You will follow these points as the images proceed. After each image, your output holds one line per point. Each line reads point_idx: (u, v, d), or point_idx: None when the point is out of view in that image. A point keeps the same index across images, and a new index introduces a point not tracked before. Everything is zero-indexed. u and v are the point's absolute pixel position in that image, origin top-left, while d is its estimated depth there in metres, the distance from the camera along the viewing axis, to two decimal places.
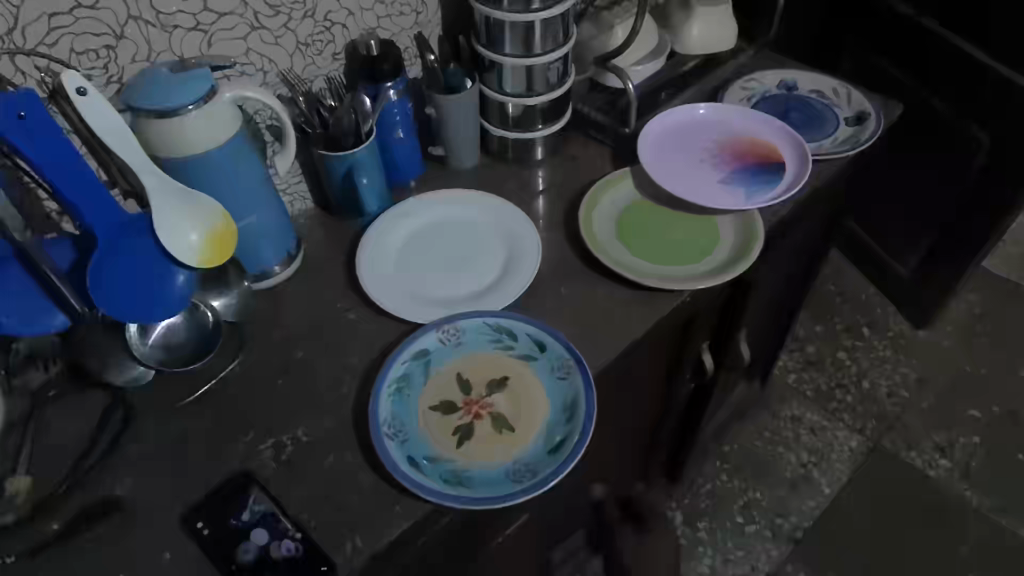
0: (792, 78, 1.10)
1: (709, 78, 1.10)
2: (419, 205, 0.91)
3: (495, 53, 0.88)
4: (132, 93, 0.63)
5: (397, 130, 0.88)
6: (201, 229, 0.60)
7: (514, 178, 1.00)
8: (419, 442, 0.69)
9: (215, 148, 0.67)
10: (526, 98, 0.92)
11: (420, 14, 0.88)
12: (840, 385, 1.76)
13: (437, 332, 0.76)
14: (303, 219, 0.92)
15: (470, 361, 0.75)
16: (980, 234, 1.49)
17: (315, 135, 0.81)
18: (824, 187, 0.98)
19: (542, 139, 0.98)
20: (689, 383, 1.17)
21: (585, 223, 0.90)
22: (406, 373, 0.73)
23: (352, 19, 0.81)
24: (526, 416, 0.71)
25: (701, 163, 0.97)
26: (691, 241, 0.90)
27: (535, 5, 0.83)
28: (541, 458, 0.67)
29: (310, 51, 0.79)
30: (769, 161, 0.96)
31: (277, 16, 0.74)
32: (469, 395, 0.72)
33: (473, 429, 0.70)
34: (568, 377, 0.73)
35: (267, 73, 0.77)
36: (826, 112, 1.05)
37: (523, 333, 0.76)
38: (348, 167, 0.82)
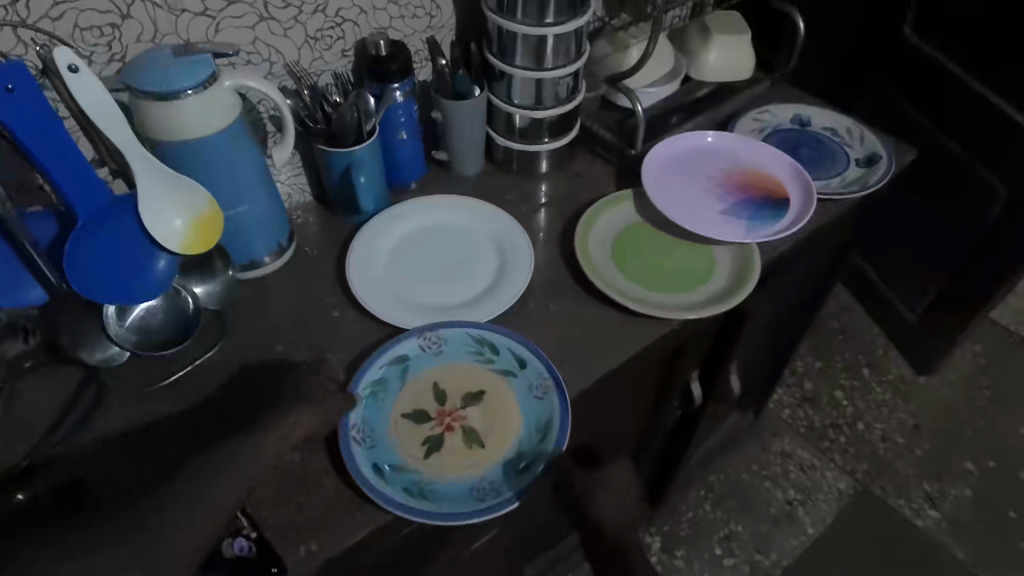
0: (806, 114, 1.09)
1: (721, 106, 1.08)
2: (416, 207, 0.91)
3: (505, 63, 0.88)
4: (133, 75, 0.62)
5: (400, 131, 0.88)
6: (186, 216, 0.60)
7: (517, 189, 0.99)
8: (387, 449, 0.68)
9: (211, 135, 0.67)
10: (533, 111, 0.92)
11: (434, 18, 0.88)
12: (834, 424, 1.73)
13: (418, 338, 0.75)
14: (300, 211, 0.92)
15: (448, 371, 0.74)
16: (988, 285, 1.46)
17: (317, 131, 0.80)
18: (828, 227, 0.97)
19: (547, 152, 0.97)
20: (677, 409, 1.15)
21: (581, 241, 0.89)
22: (382, 377, 0.72)
23: (364, 18, 0.81)
24: (498, 432, 0.70)
25: (705, 191, 0.95)
26: (686, 270, 0.88)
27: (549, 19, 0.83)
28: (508, 478, 0.66)
29: (319, 46, 0.79)
30: (774, 195, 0.94)
31: (288, 9, 0.73)
32: (443, 406, 0.71)
33: (442, 441, 0.69)
34: (546, 397, 0.71)
35: (273, 64, 0.77)
36: (837, 150, 1.04)
37: (505, 347, 0.75)
38: (347, 164, 0.82)
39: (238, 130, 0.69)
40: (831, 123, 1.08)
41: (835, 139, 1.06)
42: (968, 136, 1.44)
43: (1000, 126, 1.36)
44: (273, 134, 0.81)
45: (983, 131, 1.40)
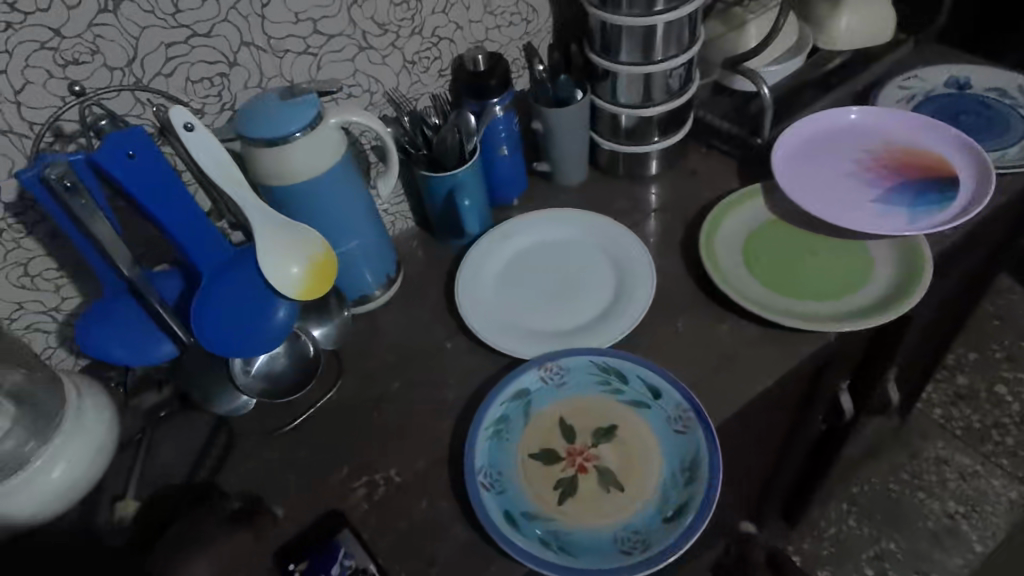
0: (964, 74, 0.94)
1: (859, 77, 0.96)
2: (522, 224, 0.85)
3: (610, 61, 0.81)
4: (244, 123, 0.61)
5: (501, 146, 0.83)
6: (303, 261, 0.58)
7: (625, 195, 0.92)
8: (517, 494, 0.63)
9: (319, 176, 0.65)
10: (642, 109, 0.84)
11: (530, 23, 0.82)
12: (997, 425, 1.49)
13: (539, 369, 0.69)
14: (404, 239, 0.89)
15: (574, 405, 0.68)
16: None
17: (423, 159, 0.77)
18: (1005, 207, 0.82)
19: (657, 151, 0.89)
20: (819, 424, 1.02)
21: (706, 244, 0.80)
22: (504, 414, 0.67)
23: (460, 34, 0.77)
24: (637, 474, 0.64)
25: (852, 178, 0.83)
26: (831, 273, 0.77)
27: (659, 6, 0.74)
28: (655, 526, 0.60)
29: (417, 69, 0.76)
30: (936, 177, 0.81)
31: (385, 35, 0.71)
32: (573, 444, 0.66)
33: (576, 485, 0.63)
34: (688, 431, 0.64)
35: (374, 93, 0.74)
36: (1011, 115, 0.88)
37: (634, 375, 0.68)
38: (449, 188, 0.78)
39: (342, 165, 0.67)
40: (1000, 85, 0.92)
41: (1007, 101, 0.90)
42: None
43: None
44: (376, 165, 0.79)
45: None
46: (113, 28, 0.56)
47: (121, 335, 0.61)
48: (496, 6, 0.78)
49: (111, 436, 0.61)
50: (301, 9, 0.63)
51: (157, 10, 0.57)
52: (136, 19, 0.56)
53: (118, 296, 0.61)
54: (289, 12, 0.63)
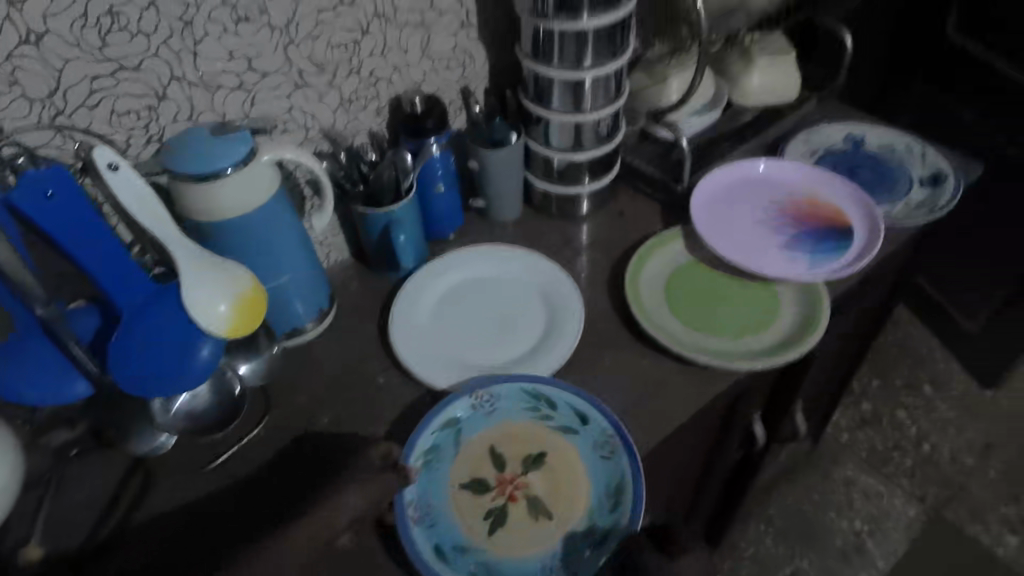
0: (860, 132, 1.04)
1: (769, 131, 1.05)
2: (456, 260, 0.87)
3: (542, 108, 0.85)
4: (172, 157, 0.61)
5: (438, 184, 0.85)
6: (229, 297, 0.58)
7: (558, 233, 0.96)
8: (448, 526, 0.65)
9: (252, 211, 0.65)
10: (573, 153, 0.88)
11: (467, 68, 0.85)
12: (897, 447, 1.62)
13: (469, 397, 0.72)
14: (340, 271, 0.89)
15: (503, 432, 0.70)
16: None
17: (358, 195, 0.78)
18: (892, 254, 0.91)
19: (588, 193, 0.94)
20: (737, 451, 1.08)
21: (631, 282, 0.85)
22: (435, 444, 0.69)
23: (398, 75, 0.78)
24: (566, 500, 0.66)
25: (762, 226, 0.91)
26: (743, 311, 0.83)
27: (586, 62, 0.79)
28: (582, 551, 0.63)
29: (354, 107, 0.77)
30: (835, 227, 0.90)
31: (322, 74, 0.72)
32: (503, 473, 0.68)
33: (506, 515, 0.66)
34: (613, 457, 0.67)
35: (310, 129, 0.75)
36: (898, 172, 0.98)
37: (562, 403, 0.71)
38: (385, 223, 0.79)
39: (276, 198, 0.67)
40: (890, 143, 1.02)
41: (895, 159, 1.00)
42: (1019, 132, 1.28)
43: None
44: (311, 199, 0.78)
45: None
46: (35, 60, 0.54)
47: (31, 374, 0.58)
48: (434, 51, 0.80)
49: (15, 478, 0.58)
50: (236, 46, 0.64)
51: (83, 43, 0.56)
52: (60, 52, 0.55)
53: (29, 333, 0.58)
54: (223, 49, 0.63)
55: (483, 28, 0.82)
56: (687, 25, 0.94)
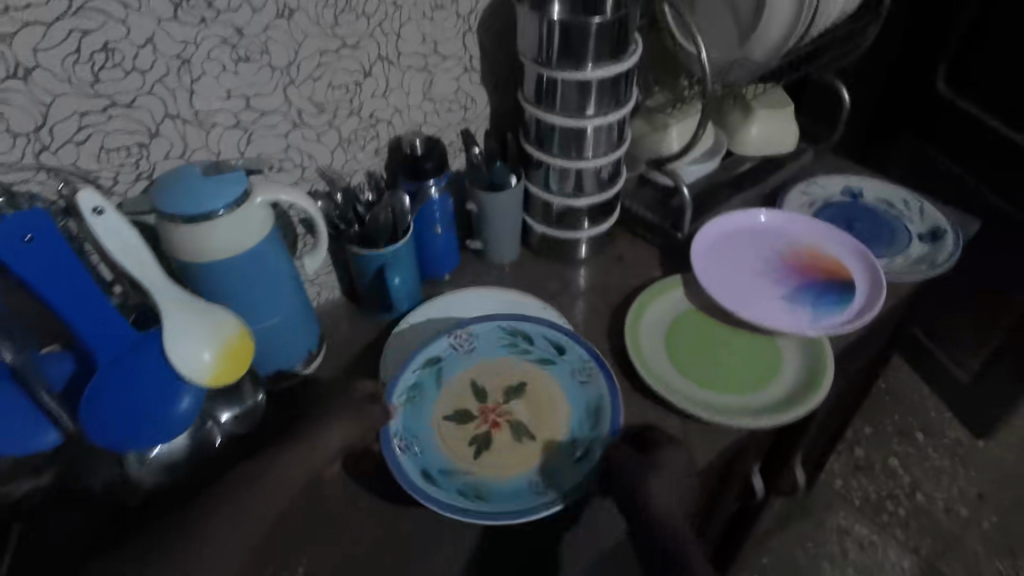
0: (858, 185, 1.05)
1: (767, 181, 1.06)
2: (451, 302, 0.85)
3: (544, 153, 0.84)
4: (162, 196, 0.59)
5: (436, 226, 0.84)
6: (214, 345, 0.55)
7: (556, 277, 0.95)
8: (435, 453, 0.70)
9: (242, 252, 0.62)
10: (573, 199, 0.88)
11: (469, 110, 0.84)
12: (890, 495, 1.60)
13: (449, 338, 0.78)
14: (332, 311, 0.87)
15: (484, 367, 0.76)
16: None
17: (353, 233, 0.77)
18: (893, 308, 0.90)
19: (587, 238, 0.93)
20: (734, 503, 1.05)
21: (632, 331, 0.83)
22: (418, 382, 0.74)
23: (399, 117, 0.77)
24: (546, 422, 0.72)
25: (763, 276, 0.89)
26: (747, 365, 0.81)
27: (590, 111, 0.79)
28: (567, 465, 0.68)
29: (353, 147, 0.75)
30: (835, 280, 0.89)
31: (322, 114, 0.70)
32: (485, 403, 0.74)
33: (491, 439, 0.71)
34: (590, 380, 0.74)
35: (306, 169, 0.73)
36: (897, 226, 0.98)
37: (538, 336, 0.78)
38: (379, 266, 0.77)
39: (269, 240, 0.65)
40: (887, 197, 1.03)
41: (893, 213, 1.00)
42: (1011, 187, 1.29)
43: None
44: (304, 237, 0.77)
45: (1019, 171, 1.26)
46: (21, 95, 0.52)
47: None
48: (436, 94, 0.79)
49: None
50: (234, 86, 0.62)
51: (74, 79, 0.54)
52: (49, 87, 0.53)
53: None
54: (221, 88, 0.61)
55: (486, 73, 0.82)
56: (687, 74, 0.96)
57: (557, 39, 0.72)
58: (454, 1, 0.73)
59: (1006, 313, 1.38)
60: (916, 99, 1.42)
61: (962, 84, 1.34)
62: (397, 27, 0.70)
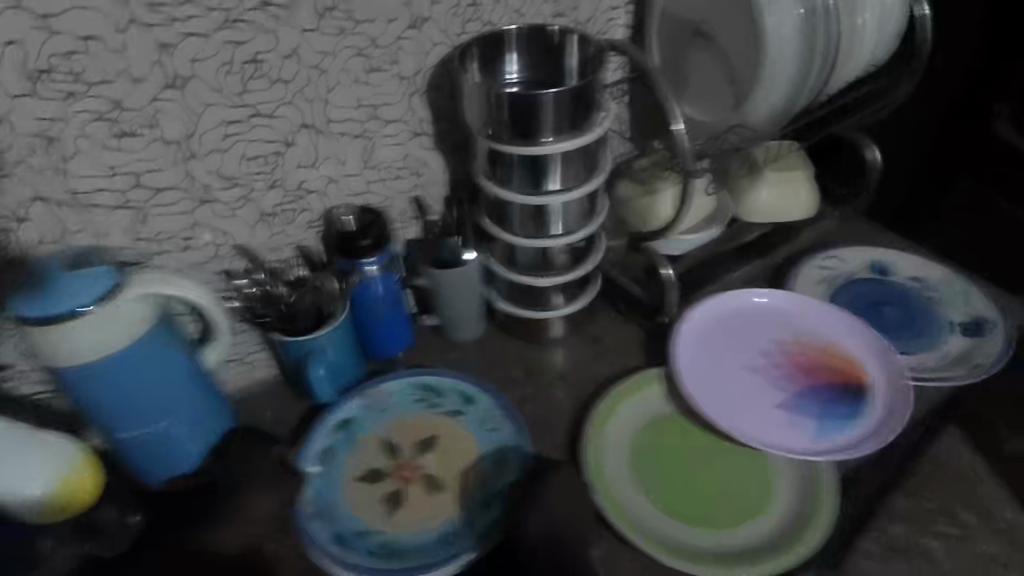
0: (885, 259, 0.88)
1: (779, 251, 0.92)
2: (391, 396, 0.74)
3: (504, 231, 0.73)
4: (16, 298, 0.52)
5: (377, 305, 0.73)
6: (47, 478, 0.49)
7: (521, 360, 0.83)
8: (347, 517, 0.65)
9: (116, 351, 0.54)
10: (539, 278, 0.76)
11: (421, 176, 0.74)
12: None
13: (359, 399, 0.74)
14: (266, 394, 0.78)
15: (395, 422, 0.72)
16: None
17: (271, 320, 0.67)
18: (921, 422, 0.74)
19: (561, 318, 0.81)
20: None
21: (595, 436, 0.72)
22: (329, 445, 0.70)
23: (333, 186, 0.68)
24: (457, 473, 0.68)
25: (758, 379, 0.76)
26: (731, 490, 0.68)
27: (552, 186, 0.68)
28: (478, 513, 0.65)
29: (278, 221, 0.67)
30: (845, 382, 0.74)
31: (234, 188, 0.62)
32: (398, 459, 0.69)
33: (404, 496, 0.67)
34: (500, 428, 0.71)
35: (221, 247, 0.65)
36: (930, 313, 0.82)
37: (448, 389, 0.74)
38: (303, 354, 0.67)
39: (153, 336, 0.56)
40: (922, 274, 0.86)
41: (927, 297, 0.84)
42: None
43: None
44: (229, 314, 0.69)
45: None
46: None
47: None
48: (379, 160, 0.69)
49: None
50: (117, 162, 0.56)
51: None
52: None
53: None
54: (102, 166, 0.55)
55: (440, 136, 0.72)
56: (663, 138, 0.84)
57: (505, 110, 0.62)
58: (393, 61, 0.64)
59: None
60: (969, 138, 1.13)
61: None
62: (324, 91, 0.62)
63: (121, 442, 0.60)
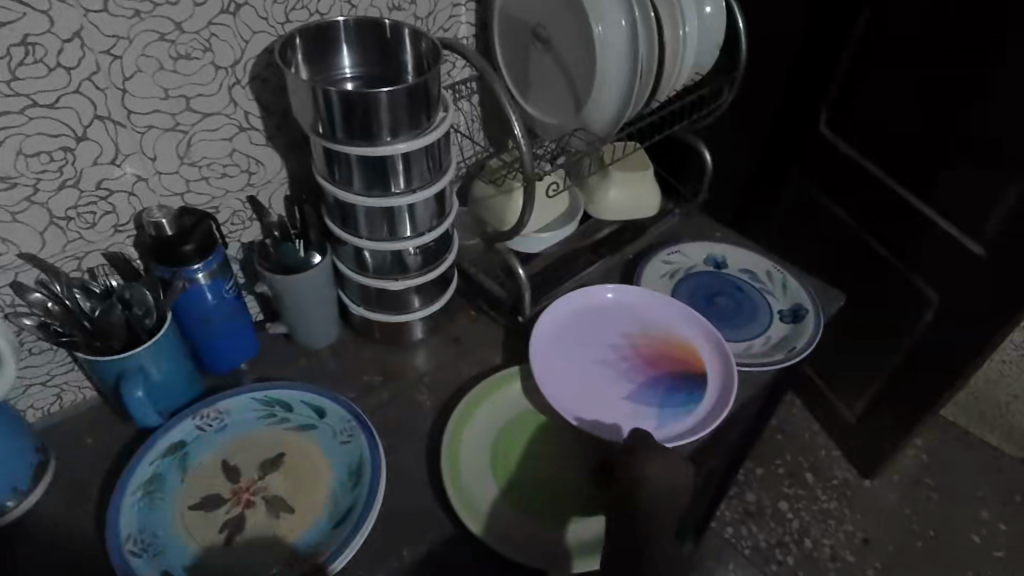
0: (721, 253, 0.96)
1: (631, 247, 0.96)
2: (232, 414, 0.69)
3: (351, 233, 0.70)
4: None
5: (208, 316, 0.67)
6: None
7: (380, 364, 0.81)
8: (176, 551, 0.59)
9: None
10: (390, 281, 0.74)
11: (254, 174, 0.68)
12: (780, 543, 1.31)
13: (195, 418, 0.67)
14: (77, 420, 0.69)
15: (235, 442, 0.67)
16: (925, 392, 1.07)
17: (76, 340, 0.59)
18: (750, 402, 0.81)
19: (420, 319, 0.80)
20: None
21: (452, 437, 0.71)
22: (157, 473, 0.64)
23: (144, 186, 0.61)
24: (304, 491, 0.64)
25: (607, 371, 0.79)
26: (584, 480, 0.70)
27: (396, 188, 0.66)
28: (326, 534, 0.61)
29: (75, 225, 0.59)
30: (687, 369, 0.79)
31: (14, 189, 0.54)
32: (238, 482, 0.64)
33: (244, 522, 0.61)
34: (351, 440, 0.67)
35: (2, 256, 0.57)
36: (758, 302, 0.90)
37: (298, 402, 0.70)
38: (117, 375, 0.60)
39: None
40: (750, 266, 0.94)
41: (756, 287, 0.92)
42: (896, 236, 1.07)
43: (918, 246, 1.04)
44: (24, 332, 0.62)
45: (908, 235, 1.04)
46: None
47: None
48: (199, 157, 0.63)
49: None
50: None
51: None
52: None
53: None
54: None
55: (272, 131, 0.67)
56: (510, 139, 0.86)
57: (338, 110, 0.59)
58: (205, 49, 0.58)
59: (883, 363, 1.17)
60: (800, 141, 1.20)
61: (845, 128, 1.11)
62: (120, 80, 0.55)
63: None
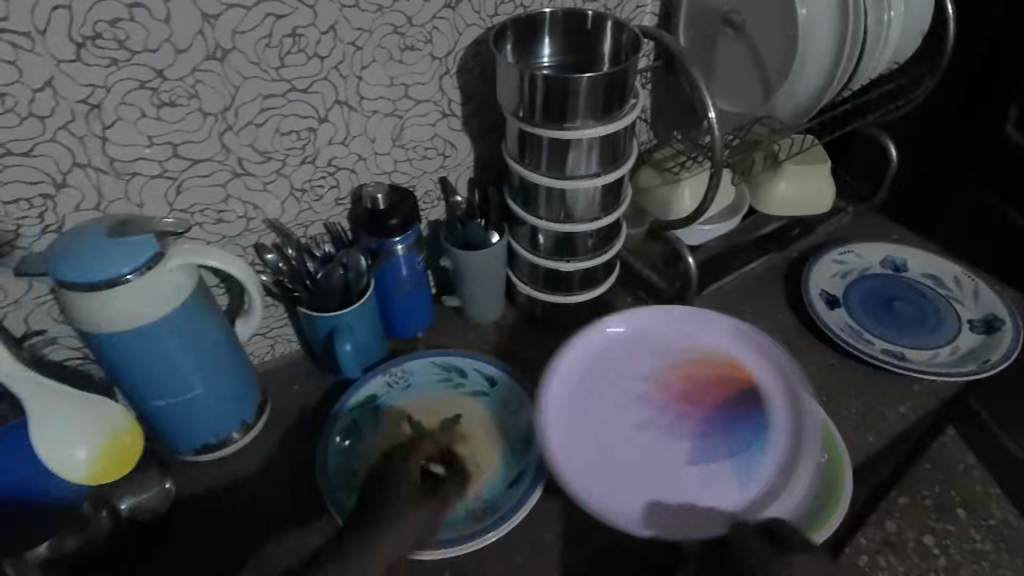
0: (902, 255, 0.89)
1: (795, 245, 0.93)
2: (413, 373, 0.75)
3: (530, 213, 0.73)
4: (65, 247, 0.54)
5: (403, 284, 0.73)
6: (94, 441, 0.54)
7: (540, 344, 0.84)
8: None
9: (152, 320, 0.56)
10: (561, 262, 0.76)
11: (448, 157, 0.74)
12: None
13: (383, 375, 0.74)
14: (283, 369, 0.79)
15: (418, 401, 0.73)
16: None
17: (302, 296, 0.69)
18: (929, 414, 0.76)
19: (579, 302, 0.81)
20: None
21: None
22: (354, 420, 0.71)
23: (363, 164, 0.69)
24: (479, 452, 0.69)
25: (643, 426, 0.69)
26: None
27: (583, 170, 0.69)
28: (501, 493, 0.66)
29: (307, 197, 0.68)
30: (736, 412, 0.69)
31: (268, 162, 0.63)
32: (421, 437, 0.70)
33: (429, 473, 0.67)
34: (522, 410, 0.71)
35: (250, 219, 0.66)
36: (944, 310, 0.83)
37: (471, 369, 0.75)
38: (330, 329, 0.68)
39: (189, 307, 0.58)
40: (933, 269, 0.87)
41: (941, 293, 0.85)
42: None
43: None
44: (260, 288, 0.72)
45: None
46: None
47: None
48: (408, 140, 0.70)
49: None
50: (156, 132, 0.57)
51: None
52: None
53: None
54: (141, 134, 0.56)
55: (468, 118, 0.72)
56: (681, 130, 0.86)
57: (540, 95, 0.63)
58: (427, 41, 0.64)
59: None
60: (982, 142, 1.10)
61: None
62: (359, 68, 0.62)
63: (150, 409, 0.62)
